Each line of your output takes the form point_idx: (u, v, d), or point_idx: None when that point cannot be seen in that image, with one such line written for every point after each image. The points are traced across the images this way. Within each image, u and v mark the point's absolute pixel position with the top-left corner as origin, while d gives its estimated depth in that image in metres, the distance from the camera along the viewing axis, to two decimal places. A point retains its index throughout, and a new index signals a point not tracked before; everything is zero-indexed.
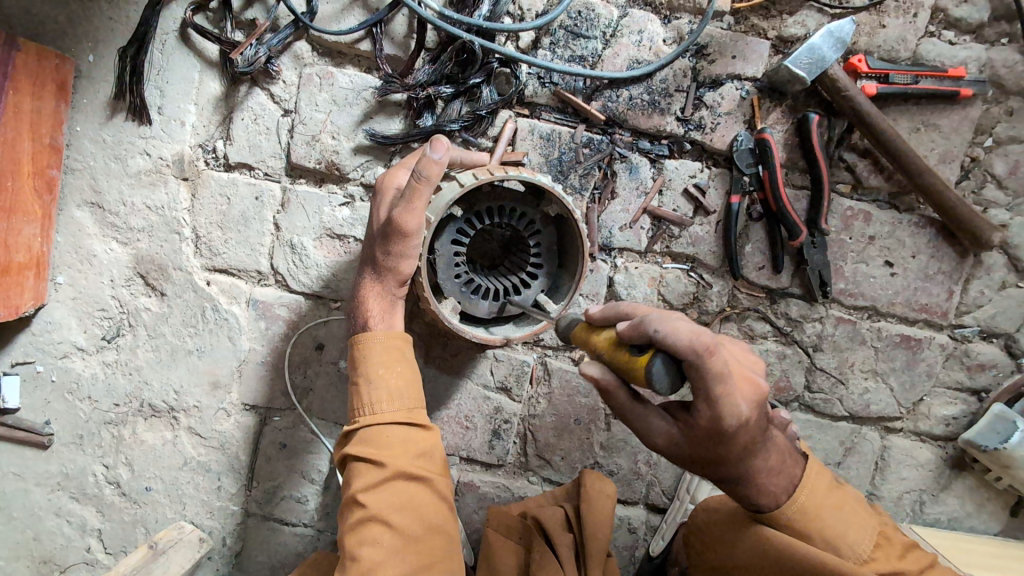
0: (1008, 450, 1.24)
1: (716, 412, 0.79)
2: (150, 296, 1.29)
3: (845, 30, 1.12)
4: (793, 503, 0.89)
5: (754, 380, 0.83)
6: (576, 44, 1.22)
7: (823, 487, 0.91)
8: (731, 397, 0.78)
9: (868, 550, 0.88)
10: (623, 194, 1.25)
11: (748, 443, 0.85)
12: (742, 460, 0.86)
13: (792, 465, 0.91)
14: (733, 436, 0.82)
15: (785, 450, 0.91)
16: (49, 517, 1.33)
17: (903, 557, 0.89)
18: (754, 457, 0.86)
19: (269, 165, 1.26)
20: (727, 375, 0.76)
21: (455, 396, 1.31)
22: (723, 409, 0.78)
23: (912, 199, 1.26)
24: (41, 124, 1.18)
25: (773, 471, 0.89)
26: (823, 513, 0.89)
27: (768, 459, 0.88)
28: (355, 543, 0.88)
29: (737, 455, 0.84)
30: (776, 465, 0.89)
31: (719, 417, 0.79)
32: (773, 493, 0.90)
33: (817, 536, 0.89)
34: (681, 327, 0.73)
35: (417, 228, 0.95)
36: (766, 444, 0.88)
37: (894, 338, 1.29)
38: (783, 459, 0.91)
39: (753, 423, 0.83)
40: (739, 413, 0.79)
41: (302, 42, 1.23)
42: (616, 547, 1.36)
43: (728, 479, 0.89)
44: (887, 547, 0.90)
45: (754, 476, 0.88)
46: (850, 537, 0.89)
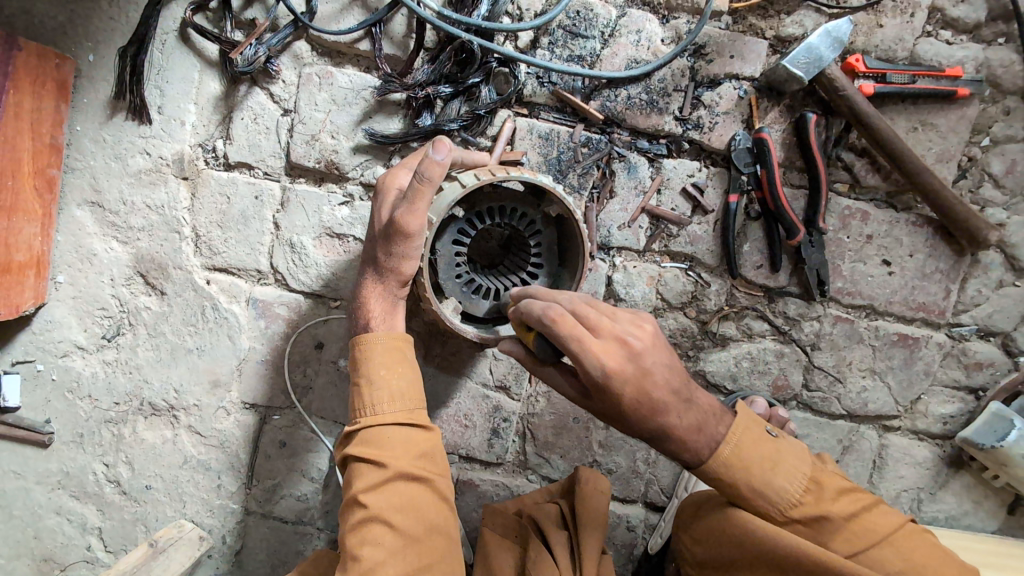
0: (1006, 448, 1.24)
1: (587, 373, 0.84)
2: (150, 295, 1.29)
3: (843, 30, 1.13)
4: (717, 458, 0.88)
5: (628, 342, 0.84)
6: (575, 43, 1.22)
7: (749, 438, 0.89)
8: (590, 355, 0.83)
9: (798, 495, 0.88)
10: (622, 193, 1.25)
11: (644, 402, 0.85)
12: (647, 417, 0.86)
13: (715, 422, 0.90)
14: (616, 393, 0.84)
15: (709, 408, 0.90)
16: (49, 516, 1.34)
17: (835, 498, 0.89)
18: (661, 415, 0.86)
19: (269, 164, 1.26)
20: (580, 338, 0.83)
21: (454, 395, 1.32)
22: (589, 368, 0.83)
23: (909, 198, 1.26)
24: (41, 124, 1.19)
25: (694, 428, 0.88)
26: (748, 462, 0.88)
27: (682, 417, 0.87)
28: (356, 543, 0.89)
29: (632, 413, 0.86)
30: (695, 421, 0.88)
31: (590, 376, 0.84)
32: (696, 449, 0.89)
33: (742, 485, 0.89)
34: (534, 305, 0.86)
35: (419, 230, 0.95)
36: (676, 399, 0.87)
37: (892, 337, 1.29)
38: (706, 413, 0.90)
39: (634, 381, 0.83)
40: (604, 372, 0.83)
41: (301, 42, 1.24)
42: (615, 545, 1.36)
43: (648, 436, 0.89)
44: (817, 492, 0.89)
45: (672, 432, 0.88)
46: (779, 485, 0.88)
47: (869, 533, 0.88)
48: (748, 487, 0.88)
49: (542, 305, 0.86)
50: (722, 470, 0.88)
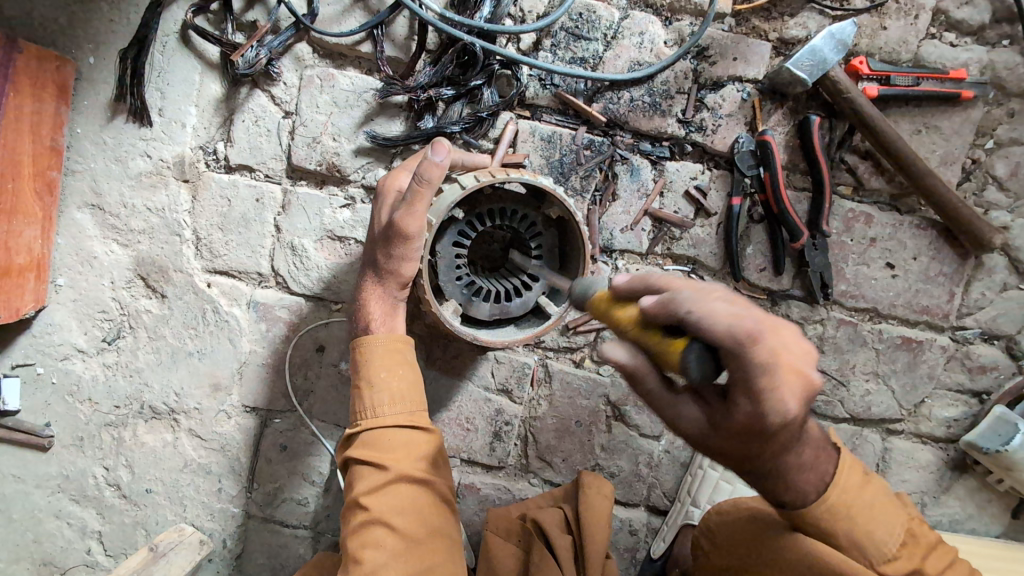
0: (1010, 452, 1.23)
1: (757, 407, 0.68)
2: (151, 298, 1.29)
3: (846, 32, 1.13)
4: (824, 503, 0.83)
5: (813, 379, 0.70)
6: (577, 46, 1.22)
7: (859, 483, 0.85)
8: (777, 391, 0.66)
9: (895, 550, 0.86)
10: (624, 196, 1.25)
11: (789, 440, 0.74)
12: (778, 456, 0.77)
13: (825, 461, 0.84)
14: (775, 434, 0.71)
15: (820, 445, 0.84)
16: (49, 519, 1.33)
17: (928, 554, 0.88)
18: (790, 454, 0.77)
19: (270, 166, 1.25)
20: (776, 369, 0.65)
21: (456, 398, 1.31)
22: (769, 404, 0.67)
23: (913, 201, 1.26)
24: (42, 126, 1.18)
25: (807, 469, 0.82)
26: (853, 511, 0.84)
27: (802, 455, 0.80)
28: (358, 546, 0.88)
29: (771, 452, 0.75)
30: (811, 460, 0.82)
31: (761, 412, 0.68)
32: (802, 490, 0.83)
33: (843, 535, 0.85)
34: (719, 310, 0.64)
35: (419, 232, 0.95)
36: (801, 440, 0.79)
37: (895, 340, 1.29)
38: (817, 455, 0.83)
39: (798, 421, 0.71)
40: (786, 413, 0.67)
41: (303, 44, 1.23)
42: (617, 549, 1.36)
43: (761, 475, 0.80)
44: (913, 547, 0.88)
45: (786, 472, 0.80)
46: (878, 536, 0.86)
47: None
48: (848, 538, 0.85)
49: (726, 309, 0.65)
50: (821, 517, 0.84)
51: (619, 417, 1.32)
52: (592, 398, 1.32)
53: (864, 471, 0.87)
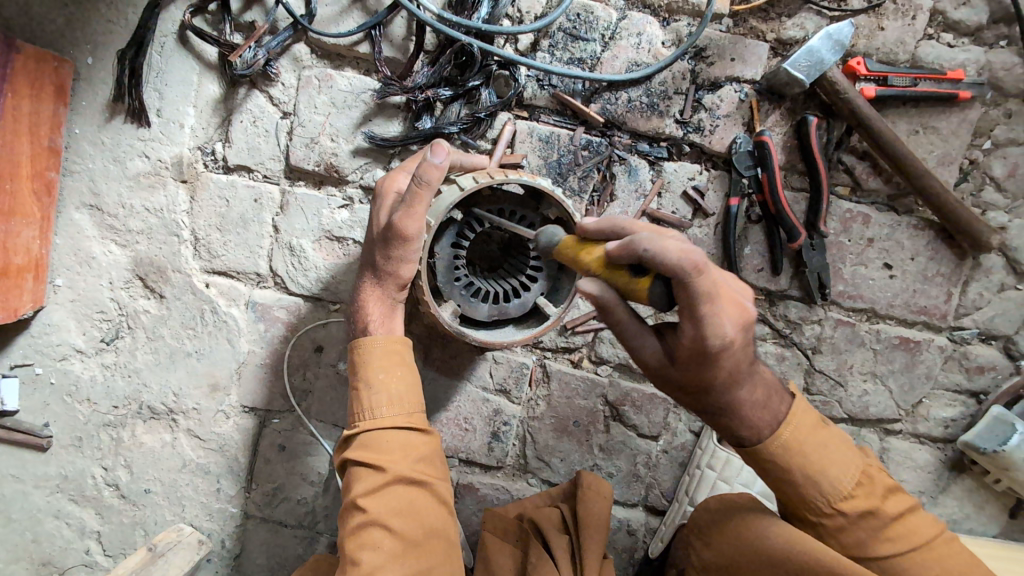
0: (1007, 452, 1.23)
1: (700, 332, 0.78)
2: (150, 298, 1.29)
3: (844, 33, 1.13)
4: (777, 438, 0.90)
5: (743, 302, 0.81)
6: (575, 46, 1.22)
7: (810, 424, 0.91)
8: (717, 316, 0.76)
9: (849, 489, 0.90)
10: (622, 196, 1.25)
11: (733, 370, 0.85)
12: (726, 390, 0.87)
13: (778, 401, 0.92)
14: (717, 358, 0.81)
15: (772, 387, 0.92)
16: (48, 519, 1.33)
17: (885, 496, 0.91)
18: (738, 387, 0.87)
19: (268, 167, 1.25)
20: (714, 294, 0.75)
21: (454, 398, 1.31)
22: (709, 328, 0.77)
23: (910, 202, 1.26)
24: (41, 126, 1.18)
25: (758, 406, 0.90)
26: (806, 448, 0.90)
27: (752, 392, 0.89)
28: (355, 547, 0.88)
29: (720, 382, 0.85)
30: (762, 399, 0.91)
31: (703, 335, 0.78)
32: (756, 426, 0.90)
33: (797, 472, 0.90)
34: (670, 245, 0.71)
35: (418, 233, 0.95)
36: (751, 376, 0.89)
37: (893, 340, 1.29)
38: (767, 397, 0.91)
39: (738, 348, 0.82)
40: (723, 334, 0.78)
41: (301, 44, 1.23)
42: (615, 549, 1.36)
43: (713, 407, 0.90)
44: (869, 486, 0.91)
45: (737, 407, 0.89)
46: (832, 474, 0.90)
47: (913, 535, 0.90)
48: (803, 475, 0.90)
49: (674, 244, 0.72)
50: (772, 451, 0.90)
51: (618, 418, 1.33)
52: (591, 399, 1.32)
53: (820, 419, 0.94)
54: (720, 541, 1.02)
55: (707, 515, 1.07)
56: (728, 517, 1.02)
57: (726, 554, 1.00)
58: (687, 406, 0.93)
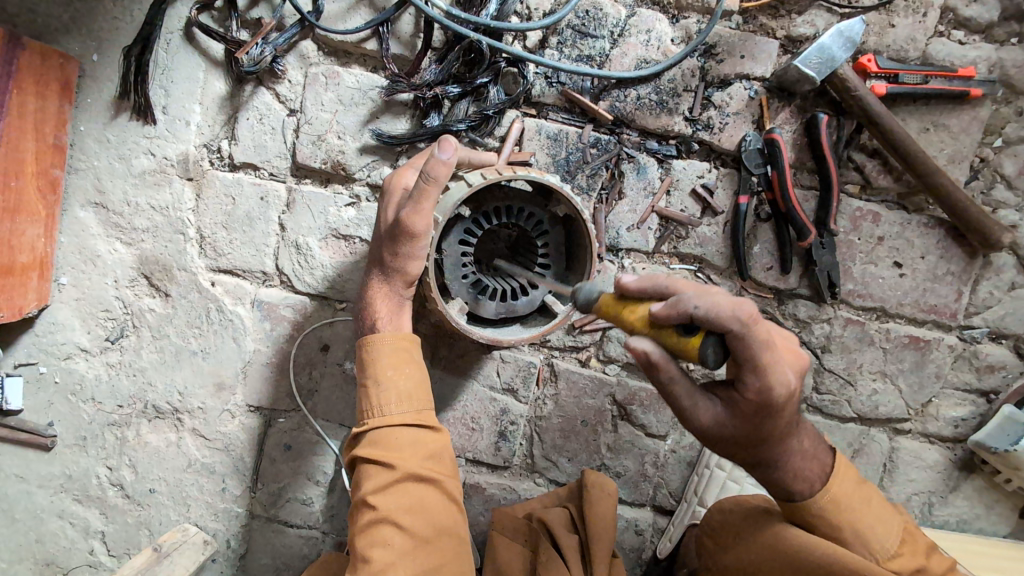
0: (1018, 451, 1.23)
1: (764, 383, 0.79)
2: (155, 297, 1.28)
3: (855, 29, 1.11)
4: (827, 492, 0.89)
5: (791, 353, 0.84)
6: (584, 43, 1.21)
7: (854, 479, 0.91)
8: (776, 365, 0.79)
9: (896, 546, 0.89)
10: (631, 194, 1.24)
11: (789, 420, 0.85)
12: (782, 442, 0.87)
13: (822, 453, 0.92)
14: (778, 408, 0.82)
15: (815, 439, 0.94)
16: (52, 519, 1.32)
17: (927, 554, 0.90)
18: (792, 438, 0.88)
19: (274, 165, 1.25)
20: (770, 343, 0.78)
21: (461, 397, 1.31)
22: (773, 378, 0.79)
23: (921, 200, 1.25)
24: (46, 123, 1.18)
25: (807, 456, 0.90)
26: (853, 506, 0.89)
27: (802, 444, 0.90)
28: (365, 544, 0.87)
29: (779, 433, 0.85)
30: (810, 449, 0.91)
31: (767, 386, 0.79)
32: (807, 478, 0.90)
33: (847, 530, 0.89)
34: (720, 301, 0.71)
35: (425, 230, 0.94)
36: (799, 427, 0.90)
37: (902, 339, 1.28)
38: (814, 450, 0.92)
39: (794, 398, 0.83)
40: (785, 383, 0.80)
41: (307, 41, 1.22)
42: (622, 549, 1.35)
43: (767, 460, 0.88)
44: (912, 544, 0.90)
45: (789, 458, 0.89)
46: (876, 531, 0.89)
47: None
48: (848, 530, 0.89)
49: (725, 298, 0.72)
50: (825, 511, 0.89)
51: (626, 417, 1.32)
52: (599, 398, 1.31)
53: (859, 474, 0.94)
54: (733, 542, 1.01)
55: (721, 516, 1.07)
56: (741, 521, 1.02)
57: (738, 554, 0.99)
58: (738, 460, 0.91)
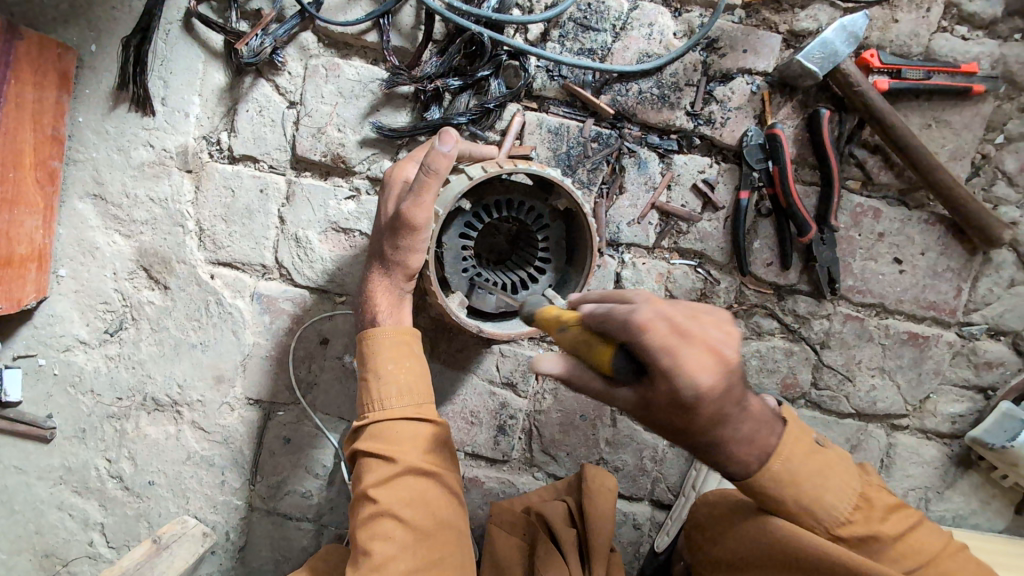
0: (1015, 448, 1.24)
1: (671, 386, 0.66)
2: (153, 289, 1.28)
3: (858, 24, 1.11)
4: (765, 472, 0.82)
5: (725, 347, 0.67)
6: (586, 36, 1.20)
7: (801, 453, 0.84)
8: (684, 370, 0.64)
9: (847, 514, 0.85)
10: (631, 189, 1.24)
11: (717, 415, 0.71)
12: (709, 432, 0.73)
13: (766, 433, 0.82)
14: (696, 409, 0.68)
15: (764, 419, 0.82)
16: (51, 511, 1.33)
17: (886, 517, 0.87)
18: (723, 428, 0.74)
19: (274, 157, 1.24)
20: (674, 345, 0.64)
21: (460, 391, 1.31)
22: (679, 382, 0.65)
23: (922, 196, 1.25)
24: (44, 114, 1.17)
25: (744, 442, 0.79)
26: (797, 478, 0.84)
27: (741, 428, 0.76)
28: (366, 537, 0.88)
29: (701, 428, 0.71)
30: (751, 433, 0.79)
31: (676, 390, 0.66)
32: (744, 464, 0.81)
33: (790, 503, 0.85)
34: (618, 305, 0.66)
35: (426, 222, 0.94)
36: (739, 413, 0.75)
37: (901, 335, 1.29)
38: (762, 423, 0.82)
39: (721, 395, 0.68)
40: (698, 386, 0.65)
41: (308, 33, 1.22)
42: (620, 542, 1.36)
43: (697, 448, 0.77)
44: (867, 510, 0.86)
45: (724, 445, 0.77)
46: (827, 503, 0.85)
47: (918, 552, 0.86)
48: (793, 501, 0.84)
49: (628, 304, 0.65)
50: (769, 486, 0.83)
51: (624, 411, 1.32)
52: None
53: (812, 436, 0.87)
54: (719, 534, 1.02)
55: (708, 508, 1.07)
56: (724, 514, 1.02)
57: (724, 547, 1.00)
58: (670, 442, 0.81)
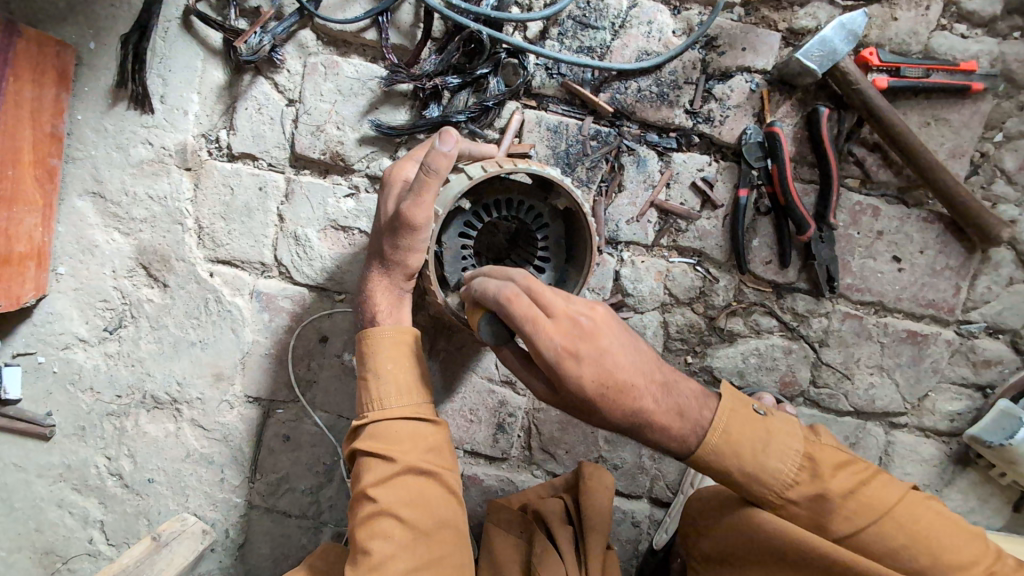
0: (1013, 446, 1.24)
1: (534, 350, 0.78)
2: (153, 287, 1.28)
3: (857, 22, 1.11)
4: (707, 446, 0.85)
5: (581, 317, 0.78)
6: (585, 34, 1.20)
7: (737, 422, 0.86)
8: (537, 335, 0.77)
9: (791, 475, 0.86)
10: (630, 186, 1.24)
11: (609, 387, 0.78)
12: (614, 405, 0.79)
13: (702, 409, 0.87)
14: (568, 376, 0.77)
15: (696, 396, 0.87)
16: (51, 509, 1.33)
17: (833, 473, 0.87)
18: (635, 400, 0.80)
19: (273, 155, 1.24)
20: (528, 313, 0.77)
21: (459, 389, 1.31)
22: (535, 346, 0.77)
23: (921, 194, 1.25)
24: (42, 112, 1.17)
25: (671, 415, 0.83)
26: (738, 447, 0.85)
27: (659, 403, 0.82)
28: (366, 536, 0.88)
29: (597, 397, 0.78)
30: (676, 408, 0.84)
31: (537, 353, 0.78)
32: (683, 439, 0.85)
33: (737, 472, 0.86)
34: (489, 285, 0.82)
35: (426, 222, 0.94)
36: (649, 386, 0.81)
37: (901, 334, 1.29)
38: (695, 399, 0.87)
39: (588, 361, 0.77)
40: (553, 348, 0.76)
41: (307, 30, 1.22)
42: (619, 540, 1.36)
43: (623, 428, 0.83)
44: (812, 469, 0.87)
45: (650, 422, 0.82)
46: (773, 466, 0.86)
47: (873, 506, 0.86)
48: (737, 471, 0.86)
49: (498, 284, 0.81)
50: (714, 460, 0.86)
51: None
52: None
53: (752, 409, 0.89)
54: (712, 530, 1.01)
55: (698, 504, 1.07)
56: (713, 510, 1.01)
57: (719, 542, 1.00)
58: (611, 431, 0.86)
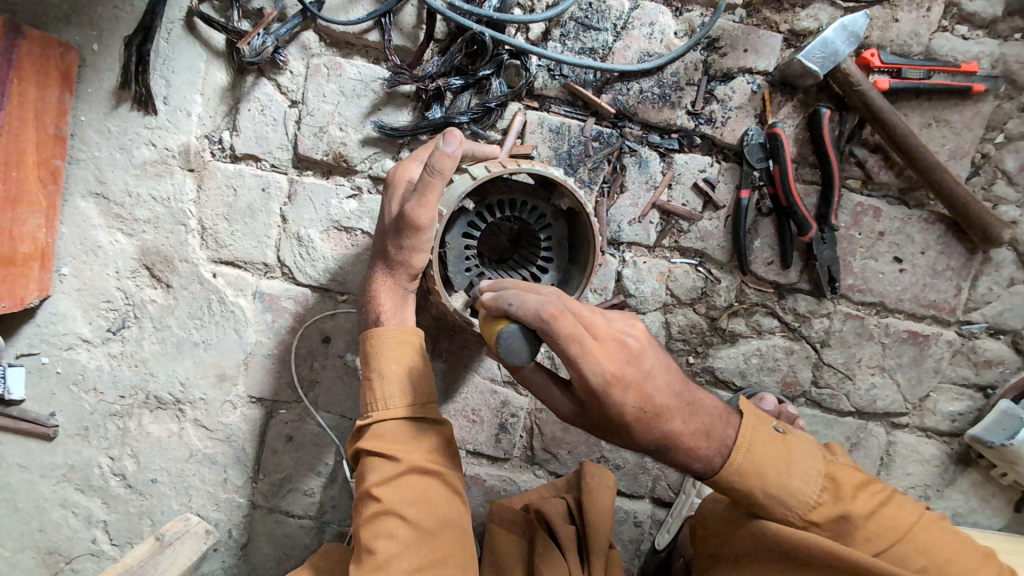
0: (1014, 446, 1.24)
1: (579, 374, 0.75)
2: (156, 287, 1.28)
3: (859, 24, 1.12)
4: (731, 466, 0.84)
5: (622, 337, 0.77)
6: (587, 36, 1.21)
7: (760, 441, 0.85)
8: (588, 358, 0.75)
9: (815, 496, 0.86)
10: (632, 187, 1.24)
11: (646, 407, 0.78)
12: (645, 425, 0.79)
13: (723, 425, 0.85)
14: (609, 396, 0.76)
15: (716, 412, 0.86)
16: (55, 509, 1.33)
17: (855, 495, 0.87)
18: (667, 421, 0.79)
19: (276, 156, 1.24)
20: (576, 334, 0.75)
21: (461, 389, 1.31)
22: (584, 369, 0.75)
23: (923, 195, 1.25)
24: (46, 113, 1.17)
25: (696, 433, 0.82)
26: (761, 468, 0.84)
27: (689, 423, 0.81)
28: (370, 535, 0.89)
29: (635, 418, 0.78)
30: (701, 426, 0.83)
31: (581, 376, 0.75)
32: (705, 457, 0.83)
33: (760, 492, 0.85)
34: (530, 301, 0.77)
35: (430, 222, 0.94)
36: (680, 406, 0.80)
37: (901, 334, 1.29)
38: (716, 414, 0.86)
39: (631, 380, 0.76)
40: (602, 372, 0.75)
41: (309, 32, 1.22)
42: (621, 540, 1.37)
43: (651, 447, 0.82)
44: (834, 490, 0.87)
45: (678, 442, 0.81)
46: (795, 487, 0.86)
47: (890, 529, 0.87)
48: (761, 491, 0.85)
49: (539, 299, 0.77)
50: (733, 479, 0.85)
51: None
52: None
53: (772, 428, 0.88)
54: (718, 530, 1.02)
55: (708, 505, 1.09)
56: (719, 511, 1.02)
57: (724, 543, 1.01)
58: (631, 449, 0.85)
